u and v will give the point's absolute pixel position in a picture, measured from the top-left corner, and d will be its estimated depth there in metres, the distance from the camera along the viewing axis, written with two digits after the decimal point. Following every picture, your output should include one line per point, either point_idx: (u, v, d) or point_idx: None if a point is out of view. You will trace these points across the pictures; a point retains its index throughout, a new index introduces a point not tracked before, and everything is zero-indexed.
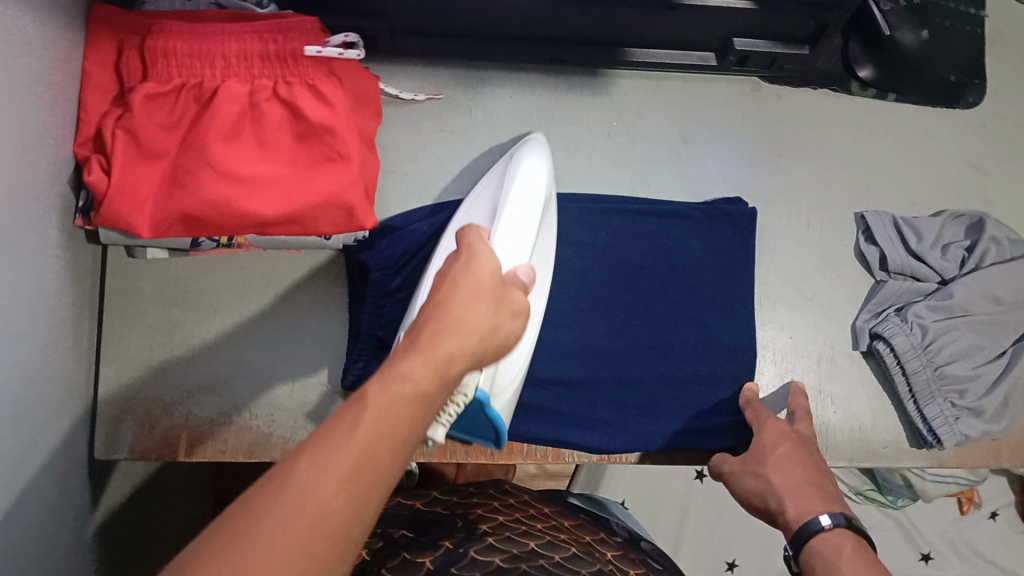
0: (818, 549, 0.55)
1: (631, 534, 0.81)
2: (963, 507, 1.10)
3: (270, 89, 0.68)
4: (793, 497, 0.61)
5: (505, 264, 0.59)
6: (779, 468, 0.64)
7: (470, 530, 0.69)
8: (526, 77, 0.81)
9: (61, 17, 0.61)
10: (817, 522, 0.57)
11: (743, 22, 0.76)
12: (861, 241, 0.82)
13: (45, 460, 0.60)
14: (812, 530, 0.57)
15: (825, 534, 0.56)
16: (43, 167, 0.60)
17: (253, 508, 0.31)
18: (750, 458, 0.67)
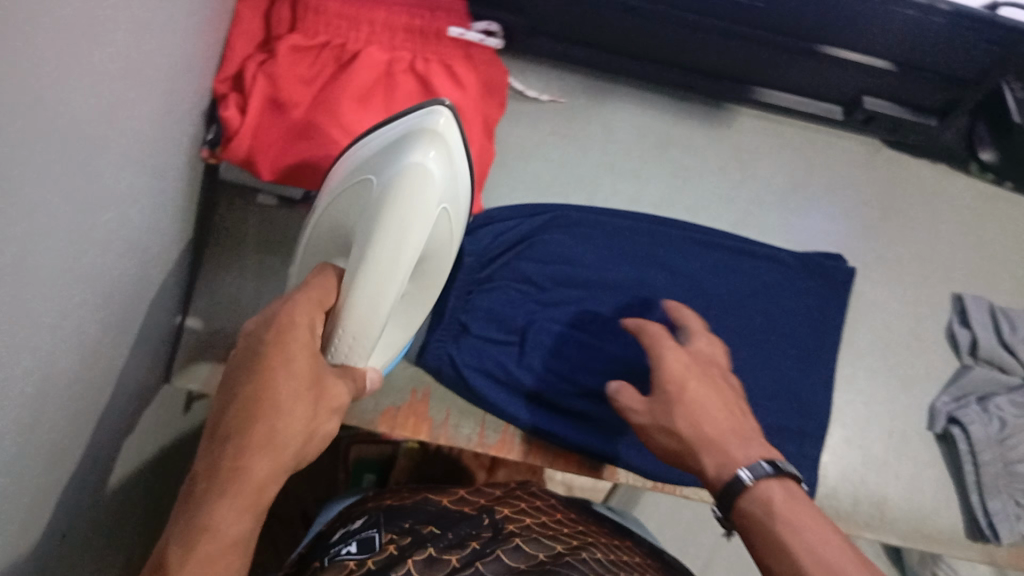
0: (756, 518, 0.50)
1: (654, 547, 0.72)
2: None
3: (407, 62, 0.69)
4: (718, 449, 0.54)
5: (353, 329, 0.50)
6: (690, 412, 0.56)
7: (495, 527, 0.60)
8: (650, 98, 0.82)
9: None
10: (747, 479, 0.51)
11: (876, 82, 0.76)
12: (954, 322, 0.80)
13: (128, 371, 0.62)
14: (744, 492, 0.51)
15: (754, 491, 0.51)
16: (186, 94, 0.62)
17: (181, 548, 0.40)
18: (658, 405, 0.58)
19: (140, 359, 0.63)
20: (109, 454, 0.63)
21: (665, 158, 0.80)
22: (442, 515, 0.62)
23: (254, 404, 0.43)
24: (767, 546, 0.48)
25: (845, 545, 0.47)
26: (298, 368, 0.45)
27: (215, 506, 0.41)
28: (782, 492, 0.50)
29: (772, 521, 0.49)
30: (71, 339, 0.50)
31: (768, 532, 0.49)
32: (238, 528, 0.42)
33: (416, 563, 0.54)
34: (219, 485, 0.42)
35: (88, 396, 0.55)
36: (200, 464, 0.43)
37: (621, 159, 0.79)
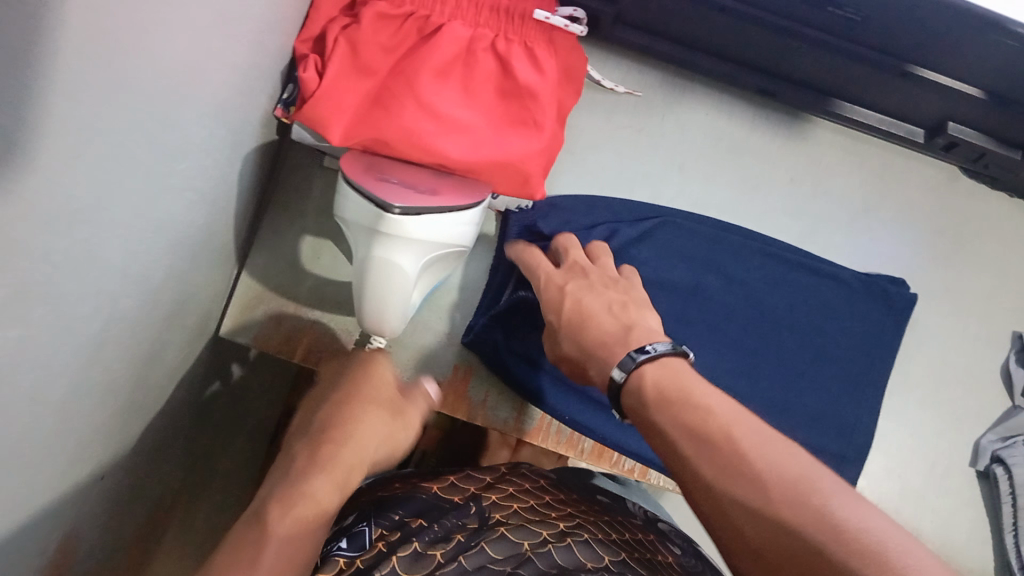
0: (637, 410, 0.49)
1: (651, 512, 0.73)
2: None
3: (489, 40, 0.69)
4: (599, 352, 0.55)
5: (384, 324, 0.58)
6: (564, 327, 0.59)
7: (481, 517, 0.59)
8: (728, 99, 0.80)
9: None
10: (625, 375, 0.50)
11: (966, 109, 0.74)
12: (1011, 361, 0.79)
13: (188, 320, 0.63)
14: (624, 389, 0.50)
15: (627, 385, 0.50)
16: (267, 53, 0.62)
17: (277, 506, 0.45)
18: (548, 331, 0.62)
19: (198, 308, 0.65)
20: (158, 402, 0.64)
21: (736, 164, 0.79)
22: (427, 503, 0.60)
23: (341, 421, 0.53)
24: (650, 431, 0.47)
25: (723, 410, 0.45)
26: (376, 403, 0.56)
27: (311, 481, 0.48)
28: (655, 369, 0.49)
29: (652, 406, 0.47)
30: (136, 288, 0.50)
31: (648, 417, 0.47)
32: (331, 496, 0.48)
33: (401, 559, 0.52)
34: (317, 463, 0.49)
35: (146, 344, 0.56)
36: (300, 452, 0.51)
37: (691, 160, 0.78)
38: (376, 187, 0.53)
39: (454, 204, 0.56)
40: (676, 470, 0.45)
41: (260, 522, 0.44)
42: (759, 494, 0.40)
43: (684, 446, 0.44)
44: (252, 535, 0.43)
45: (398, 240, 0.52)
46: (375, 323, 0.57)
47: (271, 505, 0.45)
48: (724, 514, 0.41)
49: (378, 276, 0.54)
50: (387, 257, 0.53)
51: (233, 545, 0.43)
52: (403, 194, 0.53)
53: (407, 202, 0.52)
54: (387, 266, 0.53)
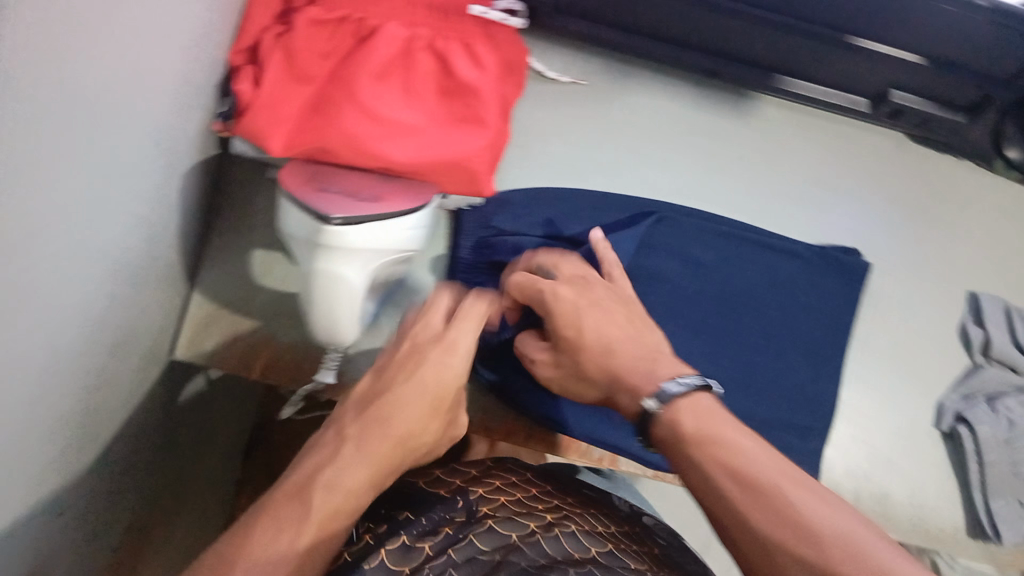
0: (671, 444, 0.50)
1: (631, 508, 0.73)
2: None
3: (427, 40, 0.68)
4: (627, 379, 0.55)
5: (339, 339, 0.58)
6: (605, 350, 0.57)
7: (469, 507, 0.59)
8: (674, 83, 0.80)
9: None
10: (653, 408, 0.51)
11: (908, 76, 0.75)
12: (969, 321, 0.80)
13: (139, 343, 0.63)
14: (653, 419, 0.51)
15: (659, 418, 0.51)
16: (200, 66, 0.61)
17: (302, 499, 0.44)
18: (564, 348, 0.58)
19: (149, 330, 0.64)
20: (115, 427, 0.63)
21: (686, 146, 0.79)
22: (416, 497, 0.59)
23: (389, 411, 0.50)
24: (673, 457, 0.50)
25: (750, 447, 0.48)
26: (434, 395, 0.52)
27: (341, 470, 0.46)
28: (690, 411, 0.50)
29: (679, 435, 0.50)
30: (79, 315, 0.50)
31: (672, 444, 0.50)
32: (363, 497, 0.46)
33: (391, 552, 0.52)
34: (363, 451, 0.47)
35: (94, 371, 0.55)
36: (344, 428, 0.49)
37: (641, 145, 0.78)
38: (316, 199, 0.54)
39: (396, 211, 0.56)
40: (698, 497, 0.48)
41: (293, 511, 0.43)
42: (776, 530, 0.43)
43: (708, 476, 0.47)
44: (284, 524, 0.43)
45: (341, 251, 0.53)
46: (327, 337, 0.57)
47: (308, 492, 0.44)
48: (738, 539, 0.45)
49: (323, 288, 0.54)
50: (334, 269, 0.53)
51: (265, 528, 0.42)
52: (343, 203, 0.54)
53: (347, 212, 0.53)
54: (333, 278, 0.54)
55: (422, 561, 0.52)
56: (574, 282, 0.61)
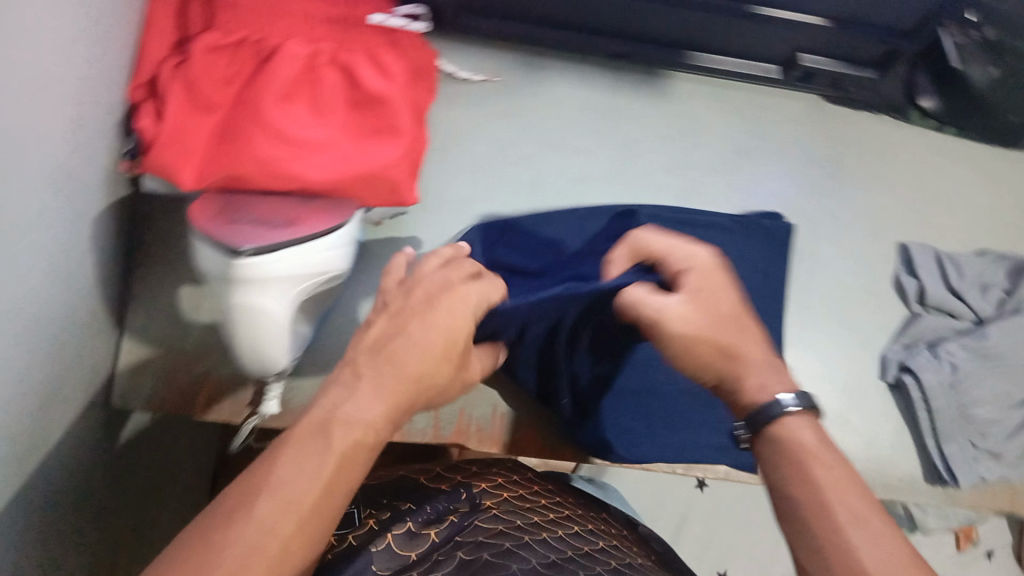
0: (770, 444, 0.51)
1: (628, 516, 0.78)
2: (960, 543, 1.19)
3: (329, 54, 0.67)
4: (749, 373, 0.53)
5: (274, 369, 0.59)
6: (742, 328, 0.55)
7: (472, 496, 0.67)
8: (587, 70, 0.80)
9: None
10: (780, 408, 0.51)
11: (814, 38, 0.75)
12: (901, 272, 0.81)
13: (68, 392, 0.61)
14: (776, 418, 0.51)
15: (786, 420, 0.51)
16: (95, 106, 0.60)
17: (312, 446, 0.44)
18: (706, 311, 0.54)
19: (78, 378, 0.63)
20: (54, 484, 0.62)
21: (607, 130, 0.79)
22: (424, 491, 0.67)
23: (413, 350, 0.50)
24: (778, 461, 0.50)
25: (854, 480, 0.48)
26: (447, 336, 0.52)
27: (348, 408, 0.46)
28: (800, 427, 0.51)
29: (796, 448, 0.50)
30: None
31: (784, 451, 0.50)
32: (385, 428, 0.47)
33: (396, 537, 0.59)
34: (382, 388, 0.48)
35: (18, 430, 0.53)
36: (361, 366, 0.49)
37: (563, 135, 0.78)
38: (225, 233, 0.55)
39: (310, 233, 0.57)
40: (783, 497, 0.49)
41: (319, 454, 0.44)
42: (879, 553, 0.45)
43: (811, 485, 0.48)
44: (311, 463, 0.43)
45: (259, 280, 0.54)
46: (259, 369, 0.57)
47: (331, 427, 0.45)
48: (824, 549, 0.46)
49: (244, 320, 0.55)
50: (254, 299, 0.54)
51: (290, 469, 0.43)
52: (253, 234, 0.55)
53: (256, 241, 0.54)
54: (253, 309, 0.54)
55: (426, 549, 0.59)
56: (716, 262, 0.57)
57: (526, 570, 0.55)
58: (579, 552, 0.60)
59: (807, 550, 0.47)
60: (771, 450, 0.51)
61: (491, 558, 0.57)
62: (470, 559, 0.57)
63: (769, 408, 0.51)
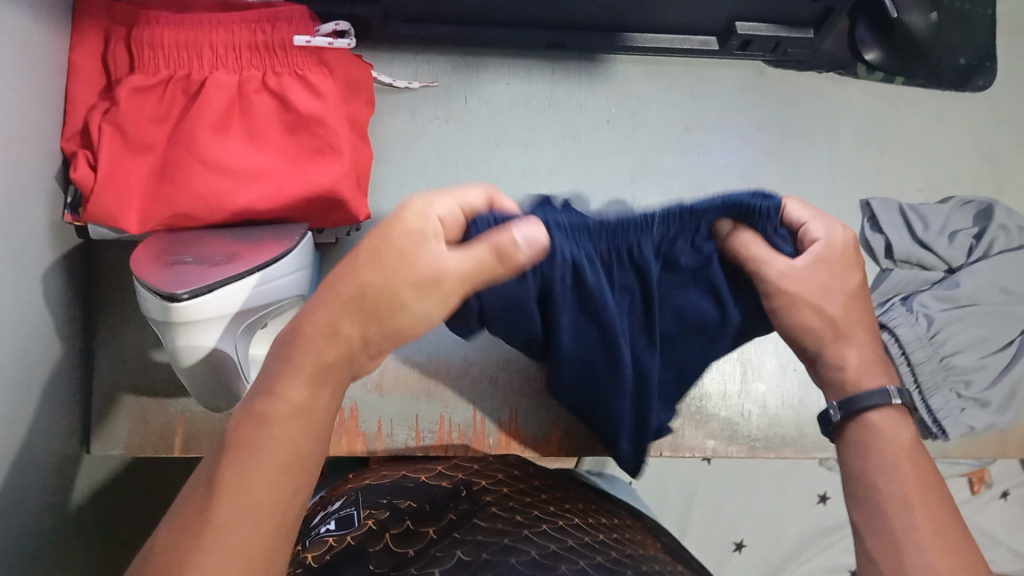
0: (869, 430, 0.51)
1: (634, 509, 0.70)
2: (975, 487, 1.13)
3: (259, 80, 0.67)
4: (852, 346, 0.53)
5: (226, 395, 0.61)
6: (851, 298, 0.54)
7: (473, 499, 0.60)
8: (525, 63, 0.79)
9: (45, 14, 0.61)
10: (885, 399, 0.51)
11: (747, 6, 0.74)
12: (866, 228, 0.80)
13: (36, 454, 0.61)
14: (876, 407, 0.51)
15: (884, 408, 0.51)
16: (27, 165, 0.60)
17: (233, 455, 0.38)
18: (825, 275, 0.54)
19: (44, 438, 0.62)
20: (40, 543, 0.62)
21: (551, 122, 0.78)
22: (420, 490, 0.62)
23: (333, 301, 0.44)
24: (867, 451, 0.50)
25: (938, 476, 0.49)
26: (394, 251, 0.45)
27: (267, 403, 0.40)
28: (892, 420, 0.50)
29: (887, 441, 0.50)
30: None
31: (873, 440, 0.50)
32: (300, 397, 0.41)
33: (392, 536, 0.54)
34: (286, 359, 0.43)
35: None
36: (292, 351, 0.43)
37: (507, 132, 0.78)
38: (159, 277, 0.55)
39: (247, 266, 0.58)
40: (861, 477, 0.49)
41: (231, 453, 0.38)
42: (948, 553, 0.44)
43: (897, 476, 0.48)
44: (214, 472, 0.38)
45: (197, 323, 0.56)
46: (207, 393, 0.60)
47: (235, 427, 0.39)
48: (896, 536, 0.46)
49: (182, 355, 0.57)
50: (195, 339, 0.57)
51: (199, 485, 0.38)
52: (189, 275, 0.56)
53: (194, 284, 0.55)
54: (198, 348, 0.57)
55: (422, 546, 0.52)
56: (849, 243, 0.55)
57: (529, 566, 0.48)
58: (583, 542, 0.53)
59: (878, 542, 0.46)
60: (860, 438, 0.51)
61: (490, 556, 0.49)
62: (468, 558, 0.49)
63: (874, 395, 0.51)
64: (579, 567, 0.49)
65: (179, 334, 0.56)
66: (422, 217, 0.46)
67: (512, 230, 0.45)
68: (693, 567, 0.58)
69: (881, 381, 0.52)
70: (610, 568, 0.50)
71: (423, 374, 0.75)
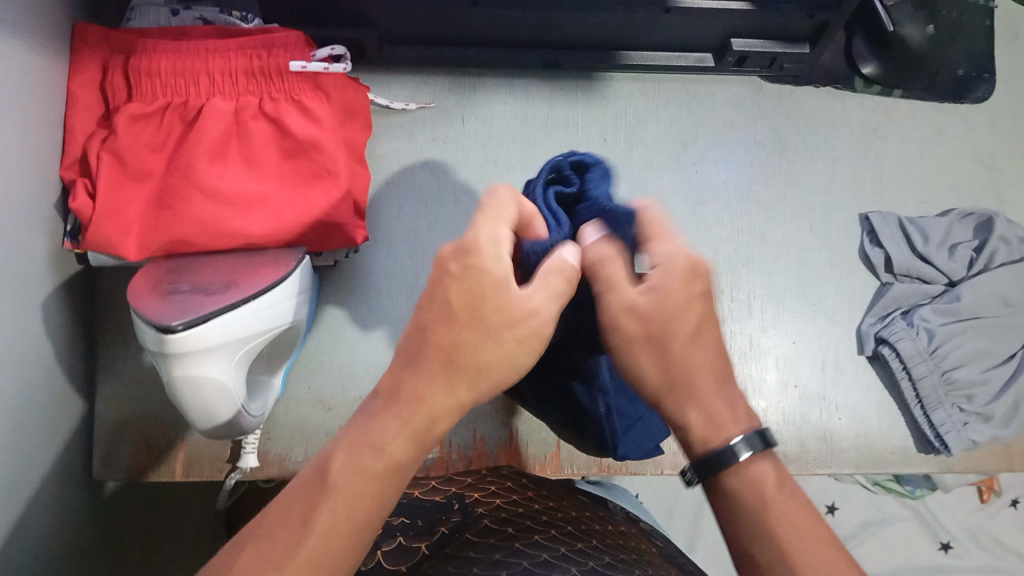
0: (737, 495, 0.43)
1: (629, 513, 0.69)
2: (983, 496, 1.00)
3: (256, 106, 0.67)
4: (698, 405, 0.44)
5: (225, 428, 0.61)
6: (695, 341, 0.44)
7: (467, 513, 0.60)
8: (521, 82, 0.80)
9: (48, 45, 0.62)
10: (731, 456, 0.43)
11: (741, 22, 0.75)
12: (866, 243, 0.80)
13: (38, 482, 0.61)
14: (732, 468, 0.43)
15: (743, 465, 0.43)
16: (28, 194, 0.60)
17: (314, 504, 0.38)
18: (654, 322, 0.43)
19: (46, 464, 0.62)
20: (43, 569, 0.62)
21: (548, 140, 0.79)
22: (413, 505, 0.61)
23: (428, 357, 0.39)
24: (738, 516, 0.43)
25: (816, 524, 0.42)
26: (473, 300, 0.39)
27: (356, 458, 0.38)
28: (754, 477, 0.43)
29: (755, 505, 0.43)
30: None
31: (740, 507, 0.43)
32: (401, 454, 0.39)
33: (385, 553, 0.54)
34: (392, 409, 0.39)
35: None
36: (386, 394, 0.40)
37: (504, 151, 0.78)
38: (153, 309, 0.56)
39: (241, 298, 0.58)
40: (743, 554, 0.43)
41: (316, 500, 0.38)
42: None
43: (777, 546, 0.41)
44: (308, 508, 0.38)
45: (192, 355, 0.56)
46: (206, 428, 0.60)
47: (329, 466, 0.39)
48: None
49: (180, 390, 0.57)
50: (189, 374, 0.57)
51: (287, 519, 0.38)
52: (182, 308, 0.56)
53: (186, 318, 0.55)
54: (190, 383, 0.57)
55: (416, 561, 0.52)
56: (692, 265, 0.44)
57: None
58: (577, 548, 0.52)
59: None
60: (727, 506, 0.44)
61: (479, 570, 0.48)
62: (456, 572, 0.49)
63: (724, 456, 0.43)
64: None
65: (174, 370, 0.56)
66: (500, 256, 0.39)
67: (564, 256, 0.42)
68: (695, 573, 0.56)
69: (727, 430, 0.43)
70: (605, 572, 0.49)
71: None
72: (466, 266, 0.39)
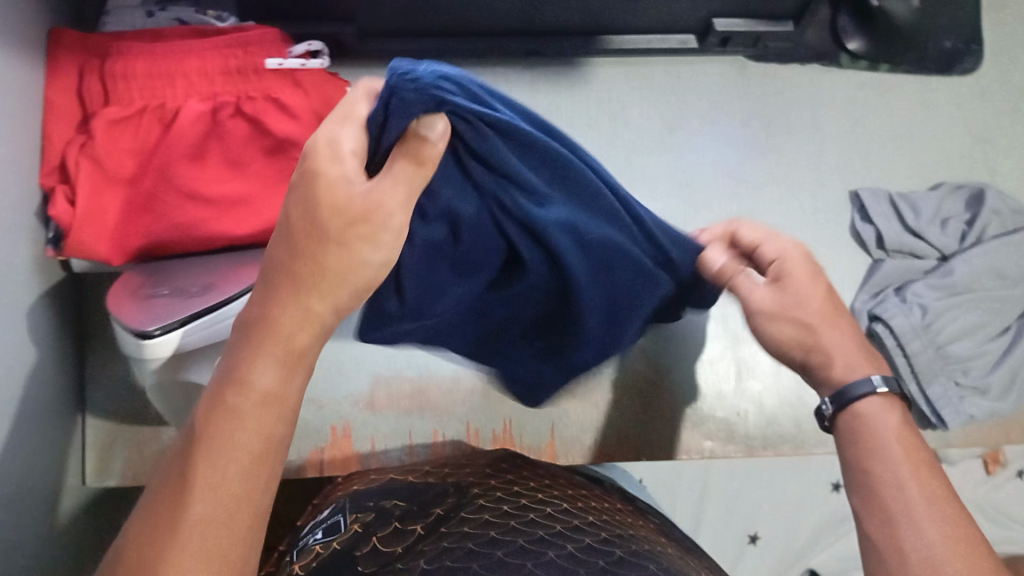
0: (868, 430, 0.44)
1: (626, 492, 0.67)
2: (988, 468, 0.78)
3: (233, 105, 0.66)
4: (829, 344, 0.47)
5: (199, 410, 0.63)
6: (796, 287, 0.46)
7: (461, 491, 0.60)
8: (502, 71, 0.80)
9: (29, 52, 0.62)
10: (869, 388, 0.45)
11: (722, 2, 0.74)
12: (856, 220, 0.79)
13: (30, 491, 0.61)
14: (861, 397, 0.45)
15: (873, 399, 0.45)
16: (13, 201, 0.60)
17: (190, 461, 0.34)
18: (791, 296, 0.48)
19: (39, 473, 0.62)
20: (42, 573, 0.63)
21: None
22: (408, 489, 0.61)
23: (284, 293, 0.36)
24: (856, 442, 0.45)
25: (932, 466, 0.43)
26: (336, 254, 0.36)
27: (223, 393, 0.35)
28: (883, 413, 0.45)
29: (875, 432, 0.44)
30: None
31: (861, 436, 0.45)
32: (269, 381, 0.36)
33: (378, 537, 0.53)
34: (250, 344, 0.36)
35: None
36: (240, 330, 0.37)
37: None
38: (133, 313, 0.57)
39: (220, 299, 0.59)
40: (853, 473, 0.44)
41: (191, 454, 0.34)
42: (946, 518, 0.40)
43: (893, 463, 0.42)
44: (181, 471, 0.34)
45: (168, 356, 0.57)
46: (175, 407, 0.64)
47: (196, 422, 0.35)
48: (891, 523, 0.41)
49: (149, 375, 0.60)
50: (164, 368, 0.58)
51: (165, 490, 0.34)
52: (161, 311, 0.57)
53: (160, 322, 0.56)
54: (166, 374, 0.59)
55: (410, 542, 0.51)
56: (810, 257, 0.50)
57: (515, 556, 0.47)
58: (571, 525, 0.52)
59: (875, 527, 0.42)
60: (847, 432, 0.46)
61: (476, 548, 0.48)
62: (451, 550, 0.48)
63: (860, 386, 0.45)
64: (550, 559, 0.47)
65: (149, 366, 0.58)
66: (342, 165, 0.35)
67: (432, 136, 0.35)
68: (701, 556, 0.56)
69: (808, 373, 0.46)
70: (598, 549, 0.48)
71: (414, 391, 0.75)
72: (332, 160, 0.35)
